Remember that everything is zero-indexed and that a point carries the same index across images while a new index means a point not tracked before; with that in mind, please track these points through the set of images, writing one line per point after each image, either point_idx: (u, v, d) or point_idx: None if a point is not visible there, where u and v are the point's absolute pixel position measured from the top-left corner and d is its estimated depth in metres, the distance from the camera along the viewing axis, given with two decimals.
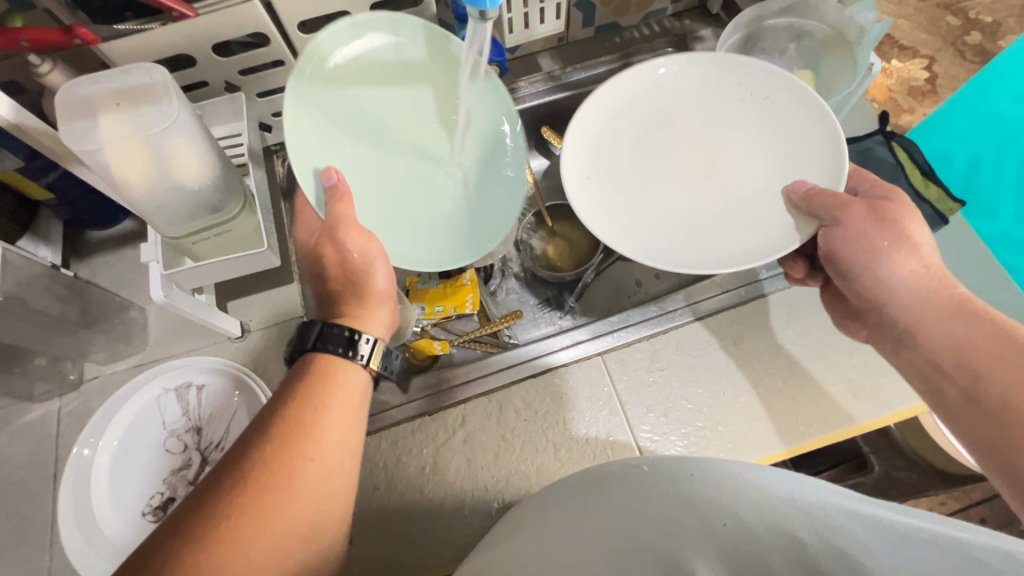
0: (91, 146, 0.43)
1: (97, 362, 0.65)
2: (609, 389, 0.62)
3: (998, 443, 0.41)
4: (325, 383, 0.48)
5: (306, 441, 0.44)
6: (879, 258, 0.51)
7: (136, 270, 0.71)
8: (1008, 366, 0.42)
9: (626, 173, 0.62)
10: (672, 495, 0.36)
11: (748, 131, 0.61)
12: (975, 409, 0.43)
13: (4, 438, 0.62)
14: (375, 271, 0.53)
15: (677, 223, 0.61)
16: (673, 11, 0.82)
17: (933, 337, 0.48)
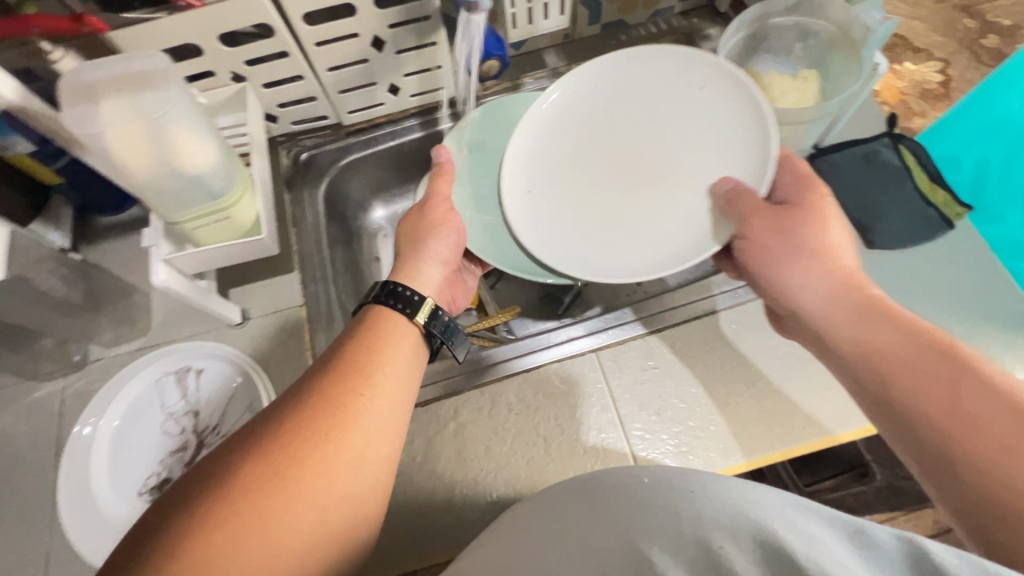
0: (93, 129, 0.44)
1: (101, 345, 0.66)
2: (602, 387, 0.61)
3: (918, 438, 0.41)
4: (379, 329, 0.52)
5: (358, 381, 0.48)
6: (791, 268, 0.53)
7: (141, 255, 0.72)
8: (913, 369, 0.43)
9: (565, 176, 0.67)
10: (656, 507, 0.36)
11: (685, 124, 0.64)
12: (897, 414, 0.43)
13: (12, 415, 0.64)
14: (443, 236, 0.61)
15: (614, 220, 0.65)
16: (681, 9, 0.82)
17: (847, 342, 0.48)
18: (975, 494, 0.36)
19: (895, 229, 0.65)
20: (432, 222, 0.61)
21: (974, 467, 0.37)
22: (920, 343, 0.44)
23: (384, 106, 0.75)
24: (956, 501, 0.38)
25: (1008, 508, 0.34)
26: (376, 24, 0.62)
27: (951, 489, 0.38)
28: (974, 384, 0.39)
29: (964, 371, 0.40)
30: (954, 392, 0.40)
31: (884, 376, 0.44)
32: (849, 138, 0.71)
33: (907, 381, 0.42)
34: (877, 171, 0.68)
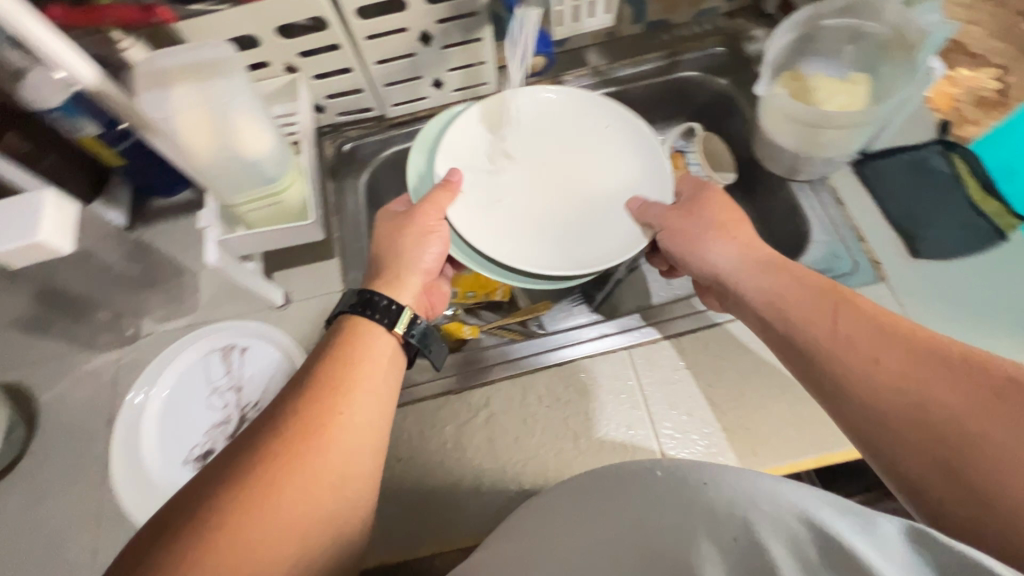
0: (164, 113, 0.47)
1: (153, 320, 0.70)
2: (632, 385, 0.62)
3: (830, 383, 0.45)
4: (355, 341, 0.51)
5: (335, 399, 0.47)
6: (705, 242, 0.58)
7: (191, 236, 0.75)
8: (804, 308, 0.49)
9: (496, 188, 0.67)
10: (688, 503, 0.35)
11: (585, 148, 0.69)
12: (794, 349, 0.49)
13: (69, 382, 0.68)
14: (428, 244, 0.59)
15: (546, 224, 0.66)
16: (726, 10, 0.81)
17: (751, 291, 0.53)
18: (866, 410, 0.42)
19: (942, 239, 0.63)
20: (420, 230, 0.59)
21: (869, 397, 0.42)
22: (807, 285, 0.50)
23: (426, 100, 0.77)
24: (841, 415, 0.44)
25: (883, 413, 0.41)
26: (425, 19, 0.64)
27: (838, 407, 0.44)
28: (851, 313, 0.46)
29: (842, 302, 0.47)
30: (836, 323, 0.46)
31: (783, 316, 0.50)
32: (897, 144, 0.70)
33: (800, 320, 0.48)
34: (927, 178, 0.67)
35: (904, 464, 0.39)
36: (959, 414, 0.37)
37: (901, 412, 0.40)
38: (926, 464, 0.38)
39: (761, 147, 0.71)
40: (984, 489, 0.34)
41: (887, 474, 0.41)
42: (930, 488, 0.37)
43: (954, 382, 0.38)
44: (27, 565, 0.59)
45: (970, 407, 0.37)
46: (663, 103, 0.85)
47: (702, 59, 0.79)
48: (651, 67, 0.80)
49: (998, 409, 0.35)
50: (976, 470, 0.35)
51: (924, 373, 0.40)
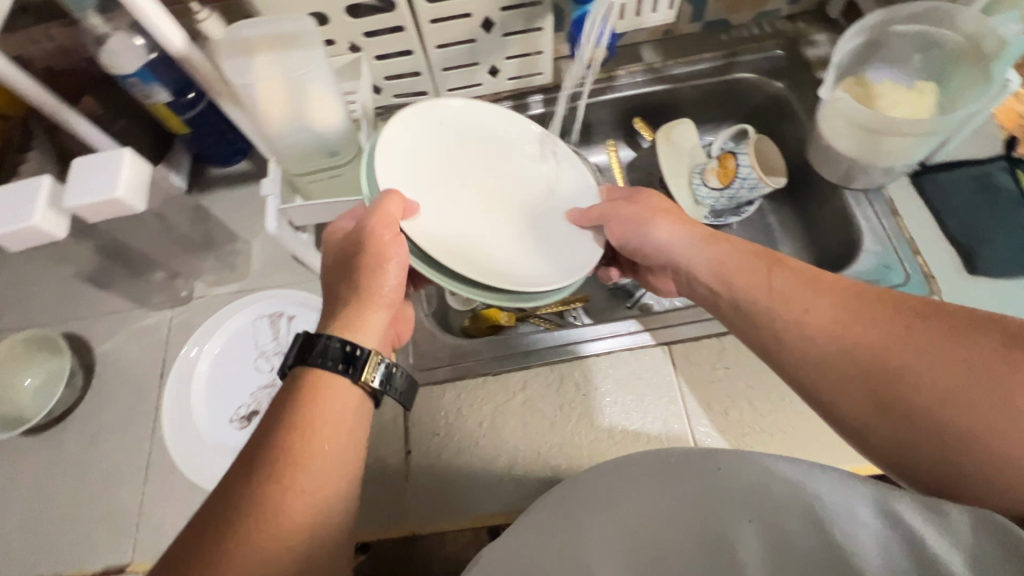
0: (247, 81, 0.49)
1: (205, 283, 0.73)
2: (671, 381, 0.62)
3: (786, 355, 0.45)
4: (313, 407, 0.44)
5: (289, 481, 0.40)
6: (650, 224, 0.55)
7: (244, 206, 0.78)
8: (742, 272, 0.49)
9: (448, 197, 0.55)
10: (713, 485, 0.39)
11: (523, 164, 0.61)
12: (743, 318, 0.48)
13: (124, 336, 0.71)
14: (385, 272, 0.49)
15: (498, 239, 0.55)
16: (788, 13, 0.80)
17: (693, 260, 0.53)
18: (823, 376, 0.42)
19: (1002, 256, 0.61)
20: (373, 263, 0.48)
21: (821, 361, 0.42)
22: (738, 248, 0.51)
23: (480, 87, 0.78)
24: (789, 377, 0.45)
25: (829, 367, 0.42)
26: (489, 6, 0.65)
27: (787, 369, 0.45)
28: (783, 271, 0.47)
29: (773, 261, 0.49)
30: (774, 284, 0.47)
31: (726, 283, 0.50)
32: (959, 157, 0.68)
33: (743, 286, 0.48)
34: (989, 194, 0.65)
35: (852, 414, 0.41)
36: (898, 356, 0.39)
37: (848, 366, 0.41)
38: (873, 410, 0.39)
39: (815, 152, 0.71)
40: (934, 423, 0.37)
41: (836, 424, 0.42)
42: (880, 437, 0.39)
43: (884, 325, 0.41)
44: (80, 505, 0.62)
45: (904, 346, 0.39)
46: (715, 103, 0.84)
47: (759, 62, 0.79)
48: (707, 66, 0.80)
49: (929, 344, 0.38)
50: (919, 404, 0.37)
51: (858, 322, 0.42)
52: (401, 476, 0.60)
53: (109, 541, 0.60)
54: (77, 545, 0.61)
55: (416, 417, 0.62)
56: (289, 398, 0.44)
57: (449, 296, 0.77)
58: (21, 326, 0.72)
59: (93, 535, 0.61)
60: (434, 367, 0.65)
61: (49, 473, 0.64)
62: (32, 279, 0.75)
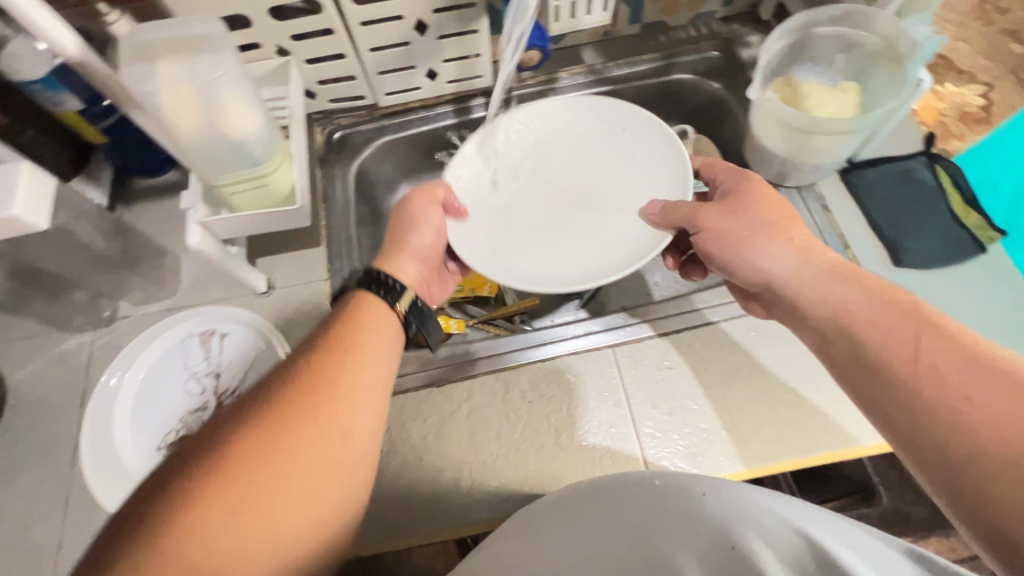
0: (148, 87, 0.46)
1: (131, 302, 0.68)
2: (617, 383, 0.62)
3: (902, 409, 0.41)
4: (365, 314, 0.52)
5: (344, 358, 0.47)
6: (753, 246, 0.55)
7: (173, 219, 0.74)
8: (875, 325, 0.45)
9: (508, 188, 0.72)
10: (687, 508, 0.40)
11: (617, 163, 0.71)
12: (869, 374, 0.44)
13: (42, 363, 0.66)
14: (424, 231, 0.61)
15: (548, 234, 0.69)
16: (723, 15, 0.82)
17: (820, 306, 0.49)
18: (938, 442, 0.38)
19: (925, 248, 0.64)
20: (415, 218, 0.61)
21: (953, 428, 0.38)
22: (887, 305, 0.46)
23: (420, 90, 0.76)
24: (914, 448, 0.40)
25: (972, 451, 0.36)
26: (421, 8, 0.64)
27: (913, 443, 0.40)
28: (936, 339, 0.42)
29: (927, 325, 0.43)
30: (919, 348, 0.42)
31: (852, 333, 0.46)
32: (882, 153, 0.71)
33: (877, 341, 0.44)
34: (911, 189, 0.68)
35: (993, 511, 0.34)
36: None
37: (996, 452, 0.35)
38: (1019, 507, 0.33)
39: (751, 151, 0.72)
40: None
41: (971, 523, 0.35)
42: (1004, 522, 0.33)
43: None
44: None
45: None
46: (657, 104, 0.85)
47: (697, 62, 0.80)
48: (647, 67, 0.81)
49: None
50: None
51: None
52: None
53: None
54: None
55: None
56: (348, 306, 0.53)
57: None
58: None
59: None
60: None
61: None
62: None
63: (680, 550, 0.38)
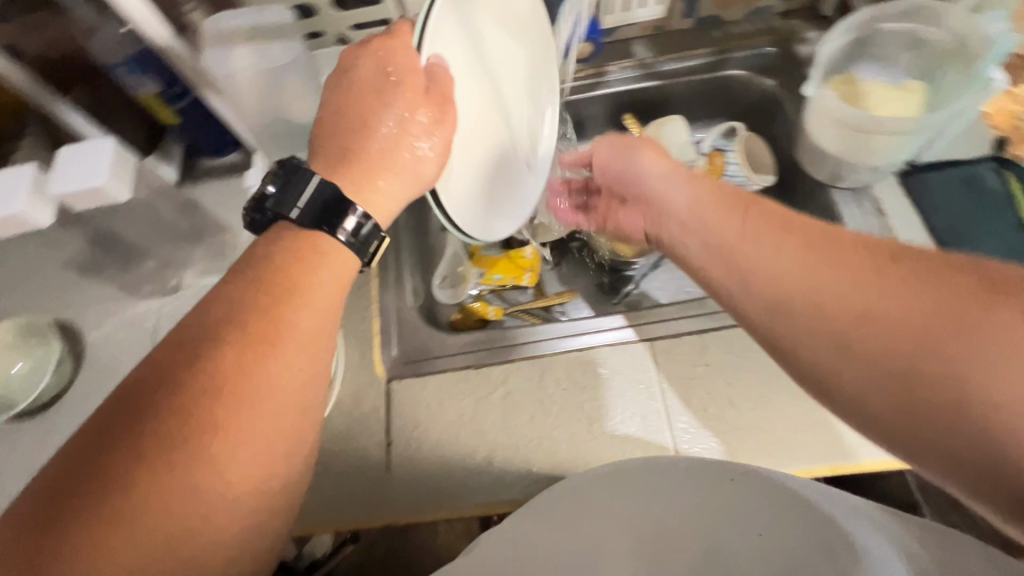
0: (227, 72, 0.49)
1: (194, 273, 0.73)
2: (653, 378, 0.62)
3: (785, 319, 0.40)
4: (302, 270, 0.42)
5: (279, 342, 0.40)
6: (638, 161, 0.55)
7: (234, 196, 0.78)
8: (739, 229, 0.45)
9: (479, 50, 0.53)
10: (751, 498, 0.41)
11: (533, 117, 0.64)
12: (709, 255, 0.47)
13: (114, 324, 0.72)
14: (422, 159, 0.46)
15: (481, 143, 0.54)
16: (782, 10, 0.80)
17: (673, 200, 0.51)
18: (838, 352, 0.37)
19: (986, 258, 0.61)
20: (411, 142, 0.45)
21: (848, 337, 0.37)
22: (724, 198, 0.49)
23: None
24: (739, 314, 0.44)
25: (821, 340, 0.38)
26: None
27: (737, 306, 0.44)
28: (794, 235, 0.42)
29: (749, 202, 0.47)
30: (783, 256, 0.42)
31: (699, 221, 0.48)
32: (948, 156, 0.67)
33: (711, 227, 0.47)
34: (977, 195, 0.65)
35: (803, 353, 0.39)
36: (858, 296, 0.37)
37: (803, 304, 0.40)
38: (821, 346, 0.38)
39: (803, 149, 0.71)
40: (888, 363, 0.35)
41: (874, 433, 0.37)
42: (917, 431, 0.34)
43: (848, 268, 0.39)
44: None
45: (862, 286, 0.37)
46: (707, 100, 0.83)
47: (751, 58, 0.79)
48: (698, 63, 0.80)
49: (888, 286, 0.37)
50: (866, 343, 0.36)
51: (823, 261, 0.40)
52: (382, 467, 0.60)
53: None
54: None
55: (397, 409, 0.63)
56: (278, 257, 0.42)
57: (437, 289, 0.77)
58: (12, 311, 0.73)
59: None
60: (418, 359, 0.66)
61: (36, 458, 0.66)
62: (21, 265, 0.76)
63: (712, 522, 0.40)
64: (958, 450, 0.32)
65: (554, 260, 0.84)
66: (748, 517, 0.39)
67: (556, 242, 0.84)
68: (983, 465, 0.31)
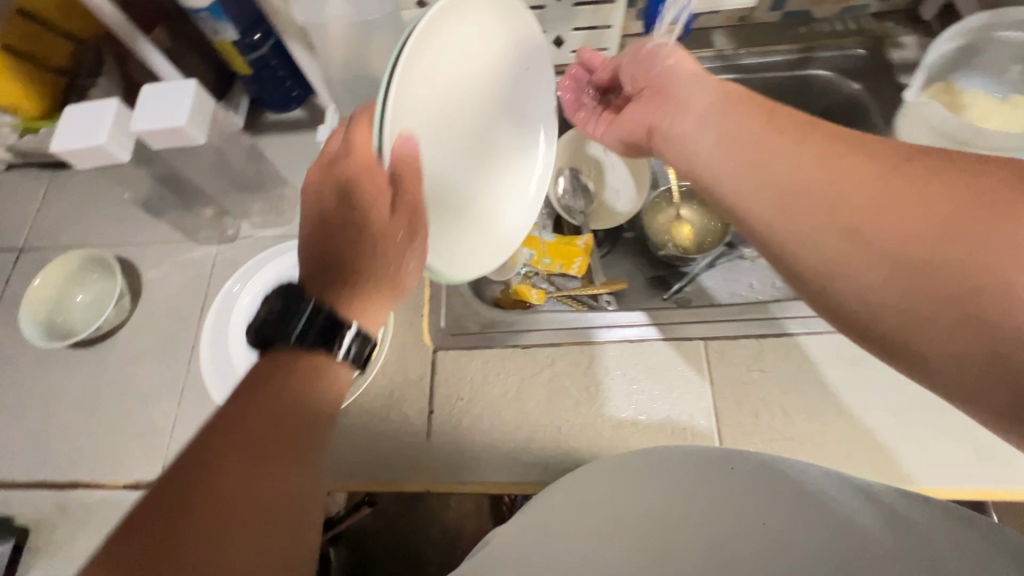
0: (318, 20, 0.49)
1: (251, 224, 0.74)
2: (704, 377, 0.61)
3: (794, 222, 0.43)
4: (299, 387, 0.39)
5: (278, 461, 0.36)
6: (671, 67, 0.57)
7: (295, 152, 0.78)
8: (755, 132, 0.48)
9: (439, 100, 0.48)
10: (758, 493, 0.42)
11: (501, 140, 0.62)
12: (726, 155, 0.49)
13: (172, 266, 0.73)
14: (408, 255, 0.44)
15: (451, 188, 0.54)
16: (876, 11, 0.76)
17: (696, 101, 0.53)
18: (847, 252, 0.40)
19: None
20: (389, 263, 0.43)
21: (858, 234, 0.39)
22: (743, 98, 0.51)
23: None
24: (747, 215, 0.47)
25: (829, 243, 0.41)
26: None
27: (747, 206, 0.47)
28: (811, 139, 0.45)
29: (772, 105, 0.49)
30: (797, 157, 0.44)
31: (718, 121, 0.50)
32: None
33: (730, 128, 0.49)
34: None
35: (805, 247, 0.42)
36: (874, 188, 0.39)
37: (816, 198, 0.42)
38: (831, 238, 0.41)
39: None
40: (893, 259, 0.37)
41: (866, 332, 0.40)
42: (908, 323, 0.37)
43: (864, 161, 0.41)
44: (118, 421, 0.66)
45: (877, 178, 0.40)
46: (784, 100, 0.80)
47: (838, 59, 0.75)
48: (781, 60, 0.76)
49: (902, 176, 0.39)
50: (874, 236, 0.39)
51: (840, 157, 0.42)
52: (422, 435, 0.60)
53: (143, 458, 0.64)
54: (110, 457, 0.65)
55: (442, 379, 0.63)
56: (268, 378, 0.39)
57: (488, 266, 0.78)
58: (75, 244, 0.76)
59: (126, 450, 0.65)
60: (462, 331, 0.66)
61: (92, 386, 0.68)
62: (87, 200, 0.78)
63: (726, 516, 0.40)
64: (950, 340, 0.35)
65: (606, 248, 0.83)
66: (741, 497, 0.42)
67: (607, 232, 0.84)
68: (976, 358, 0.34)
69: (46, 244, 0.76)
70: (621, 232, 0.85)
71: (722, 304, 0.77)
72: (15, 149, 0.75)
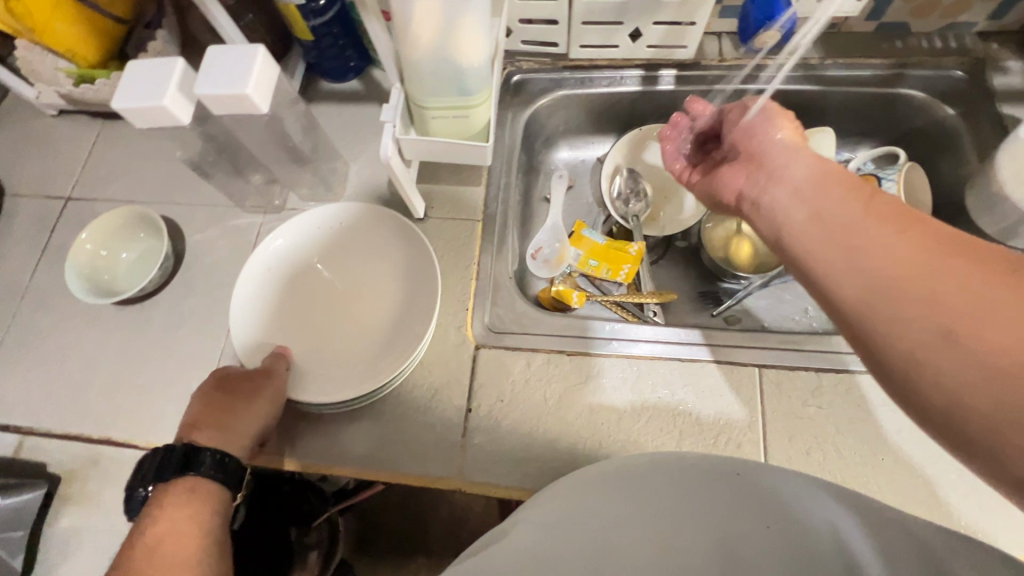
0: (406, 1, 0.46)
1: (299, 197, 0.73)
2: (756, 407, 0.59)
3: (882, 311, 0.39)
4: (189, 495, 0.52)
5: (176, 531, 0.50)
6: (767, 125, 0.55)
7: (349, 126, 0.77)
8: (851, 210, 0.44)
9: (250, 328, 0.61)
10: (753, 505, 0.39)
11: (393, 258, 0.65)
12: (819, 233, 0.45)
13: (218, 231, 0.72)
14: (258, 398, 0.55)
15: (353, 337, 0.62)
16: (982, 30, 0.71)
17: (790, 173, 0.49)
18: (944, 356, 0.35)
19: None
20: (238, 406, 0.55)
21: (960, 338, 0.35)
22: (841, 174, 0.47)
23: (616, 49, 0.73)
24: (830, 291, 0.42)
25: (925, 342, 0.36)
26: None
27: (831, 283, 0.42)
28: (916, 228, 0.40)
29: (872, 190, 0.45)
30: (901, 242, 0.40)
31: (812, 199, 0.47)
32: None
33: (826, 207, 0.45)
34: None
35: (896, 337, 0.38)
36: (972, 290, 0.35)
37: (911, 292, 0.37)
38: (922, 333, 0.36)
39: (977, 195, 0.63)
40: (1003, 368, 0.32)
41: (957, 446, 0.35)
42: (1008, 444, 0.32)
43: (977, 263, 0.36)
44: (155, 383, 0.66)
45: (991, 282, 0.35)
46: (865, 118, 0.75)
47: (933, 79, 0.70)
48: (869, 74, 0.71)
49: (1012, 287, 0.34)
50: (975, 340, 0.34)
51: (942, 256, 0.38)
52: (458, 432, 0.59)
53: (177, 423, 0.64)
54: (145, 418, 0.65)
55: (482, 379, 0.61)
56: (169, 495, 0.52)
57: (532, 261, 0.75)
58: (123, 199, 0.75)
59: (159, 413, 0.65)
60: (503, 331, 0.64)
61: (132, 344, 0.68)
62: (137, 156, 0.77)
63: (727, 518, 0.38)
64: None
65: (656, 255, 0.79)
66: (754, 510, 0.39)
67: (658, 238, 0.80)
68: None
69: (94, 195, 0.76)
70: (673, 239, 0.81)
71: (771, 327, 0.74)
72: (71, 97, 0.74)
